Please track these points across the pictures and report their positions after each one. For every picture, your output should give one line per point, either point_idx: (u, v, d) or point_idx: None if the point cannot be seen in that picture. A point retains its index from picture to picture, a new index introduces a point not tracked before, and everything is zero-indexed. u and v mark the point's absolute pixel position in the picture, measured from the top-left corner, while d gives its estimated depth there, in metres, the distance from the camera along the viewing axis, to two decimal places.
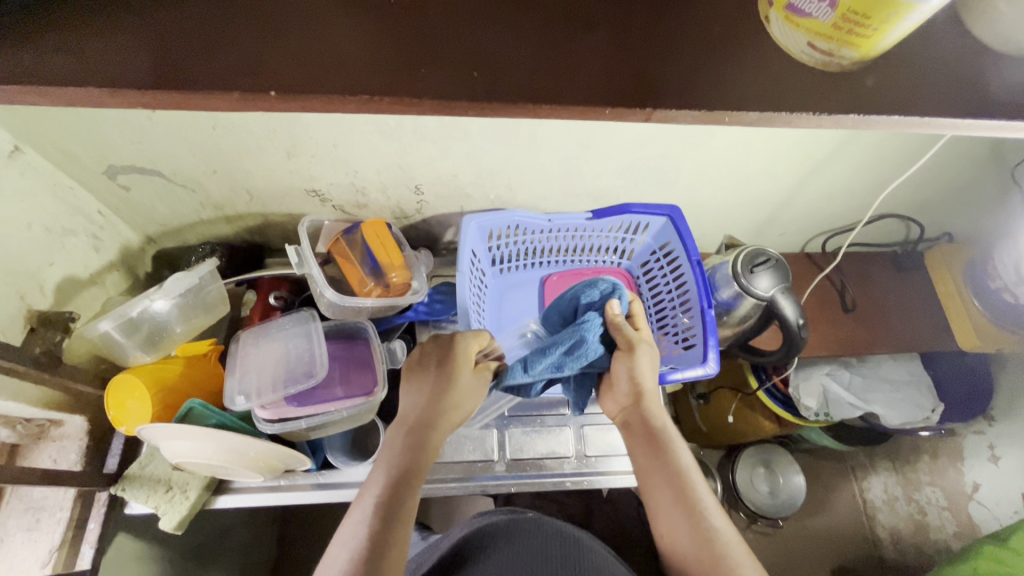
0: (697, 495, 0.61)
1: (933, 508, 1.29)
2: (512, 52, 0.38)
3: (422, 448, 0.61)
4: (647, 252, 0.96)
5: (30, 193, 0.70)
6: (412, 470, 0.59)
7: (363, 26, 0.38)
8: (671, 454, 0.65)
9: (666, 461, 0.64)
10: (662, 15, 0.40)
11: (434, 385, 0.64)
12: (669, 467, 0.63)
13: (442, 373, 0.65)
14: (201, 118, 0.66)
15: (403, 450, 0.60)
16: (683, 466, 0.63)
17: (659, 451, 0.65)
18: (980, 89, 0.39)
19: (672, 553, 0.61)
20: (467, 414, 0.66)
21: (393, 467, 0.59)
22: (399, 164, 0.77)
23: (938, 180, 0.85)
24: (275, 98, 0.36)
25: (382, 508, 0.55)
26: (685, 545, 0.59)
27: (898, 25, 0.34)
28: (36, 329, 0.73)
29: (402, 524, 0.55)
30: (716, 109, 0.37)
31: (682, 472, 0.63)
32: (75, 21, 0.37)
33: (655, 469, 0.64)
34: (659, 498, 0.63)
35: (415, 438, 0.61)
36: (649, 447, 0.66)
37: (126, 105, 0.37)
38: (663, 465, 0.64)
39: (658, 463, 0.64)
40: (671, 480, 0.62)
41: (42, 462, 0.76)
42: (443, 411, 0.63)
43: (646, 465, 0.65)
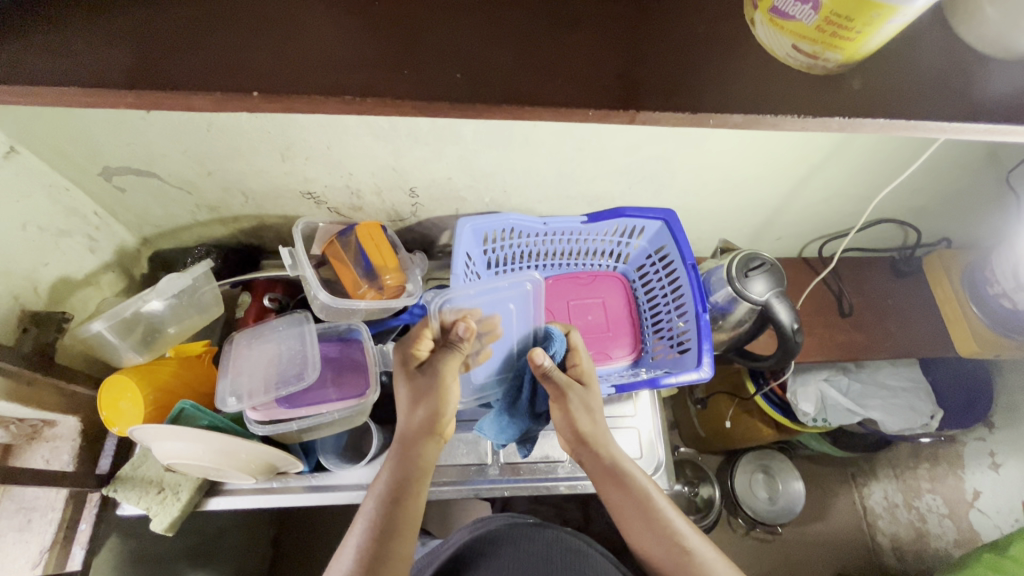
0: (665, 516, 0.66)
1: (933, 515, 1.27)
2: (496, 51, 0.38)
3: (413, 460, 0.66)
4: (642, 256, 0.96)
5: (26, 194, 0.71)
6: (405, 484, 0.64)
7: (349, 25, 0.38)
8: (637, 482, 0.68)
9: (631, 488, 0.68)
10: (649, 14, 0.40)
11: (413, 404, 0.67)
12: (637, 492, 0.68)
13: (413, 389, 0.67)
14: (194, 119, 0.66)
15: (393, 472, 0.65)
16: (647, 492, 0.68)
17: (623, 481, 0.68)
18: (966, 93, 0.39)
19: (643, 557, 0.68)
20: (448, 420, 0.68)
21: (388, 487, 0.64)
22: (393, 167, 0.77)
23: (935, 185, 0.84)
24: (258, 98, 0.36)
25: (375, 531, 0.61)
26: (655, 553, 0.66)
27: (881, 28, 0.34)
28: (28, 329, 0.72)
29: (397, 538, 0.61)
30: (700, 112, 0.37)
31: (648, 498, 0.67)
32: (56, 22, 0.37)
33: (622, 497, 0.68)
34: (627, 520, 0.68)
35: (407, 457, 0.66)
36: (611, 475, 0.69)
37: (109, 105, 0.37)
38: (627, 493, 0.67)
39: (623, 493, 0.68)
40: (637, 506, 0.67)
41: (33, 462, 0.76)
42: (419, 422, 0.66)
43: (614, 496, 0.68)
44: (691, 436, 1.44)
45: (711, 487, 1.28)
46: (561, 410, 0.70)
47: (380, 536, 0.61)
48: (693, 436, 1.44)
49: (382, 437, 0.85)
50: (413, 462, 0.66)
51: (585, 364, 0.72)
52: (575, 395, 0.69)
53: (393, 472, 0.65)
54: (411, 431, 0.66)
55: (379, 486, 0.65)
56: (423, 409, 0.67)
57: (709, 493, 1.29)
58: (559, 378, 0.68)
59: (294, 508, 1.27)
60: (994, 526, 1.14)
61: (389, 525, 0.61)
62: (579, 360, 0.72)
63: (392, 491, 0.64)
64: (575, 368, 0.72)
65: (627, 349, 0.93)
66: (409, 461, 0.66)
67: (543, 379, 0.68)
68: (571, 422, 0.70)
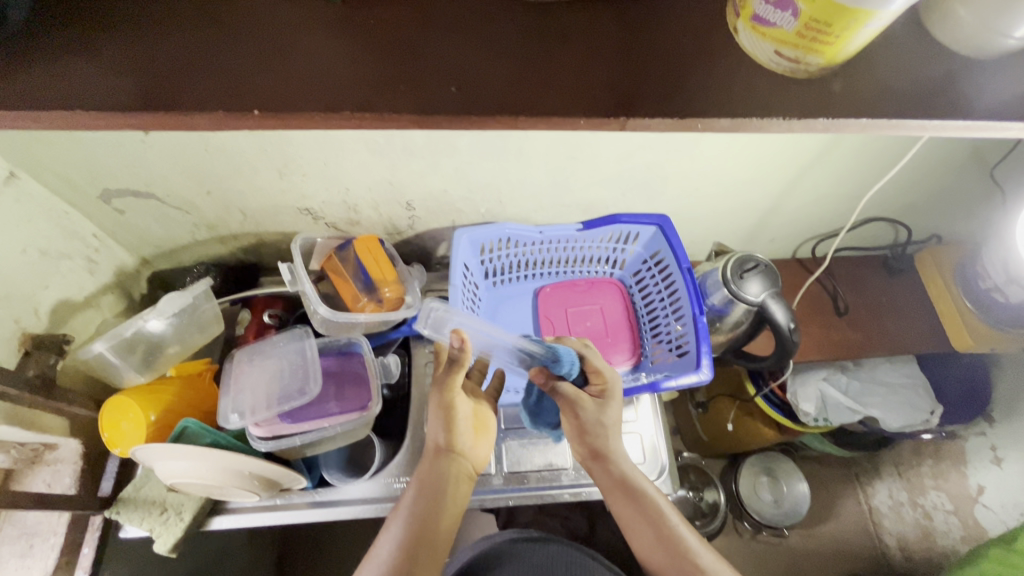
0: (683, 543, 0.67)
1: (939, 513, 1.27)
2: (489, 65, 0.39)
3: (434, 510, 0.66)
4: (638, 262, 0.97)
5: (26, 219, 0.71)
6: (425, 514, 0.66)
7: (344, 43, 0.39)
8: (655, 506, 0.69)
9: (647, 507, 0.68)
10: (636, 25, 0.41)
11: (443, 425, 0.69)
12: (650, 511, 0.68)
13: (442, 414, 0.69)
14: (193, 140, 0.68)
15: (420, 490, 0.68)
16: (661, 510, 0.69)
17: (640, 500, 0.69)
18: (945, 93, 0.40)
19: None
20: (481, 458, 0.73)
21: (407, 533, 0.64)
22: (390, 181, 0.78)
23: (923, 183, 0.86)
24: (257, 115, 0.37)
25: (404, 541, 0.63)
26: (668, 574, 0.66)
27: (859, 32, 0.35)
28: (30, 352, 0.73)
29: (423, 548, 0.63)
30: (688, 117, 0.38)
31: (664, 517, 0.68)
32: (57, 49, 0.38)
33: (638, 515, 0.68)
34: (638, 537, 0.69)
35: (433, 473, 0.69)
36: (628, 494, 0.69)
37: (113, 128, 0.38)
38: (643, 511, 0.68)
39: (638, 510, 0.69)
40: (651, 525, 0.68)
41: (35, 486, 0.75)
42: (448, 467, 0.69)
43: (630, 516, 0.69)
44: (694, 441, 1.45)
45: (716, 491, 1.28)
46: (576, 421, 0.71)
47: (407, 545, 0.63)
48: (696, 441, 1.44)
49: (384, 450, 0.85)
50: (434, 513, 0.66)
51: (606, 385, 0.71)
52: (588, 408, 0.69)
53: (418, 489, 0.68)
54: (435, 474, 0.68)
55: (405, 503, 0.68)
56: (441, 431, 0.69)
57: (715, 498, 1.29)
58: (567, 390, 0.69)
59: (299, 527, 1.26)
60: (1000, 521, 1.13)
61: (412, 557, 0.62)
62: (601, 380, 0.71)
63: (420, 506, 0.66)
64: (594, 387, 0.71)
65: (627, 354, 0.94)
66: (431, 509, 0.66)
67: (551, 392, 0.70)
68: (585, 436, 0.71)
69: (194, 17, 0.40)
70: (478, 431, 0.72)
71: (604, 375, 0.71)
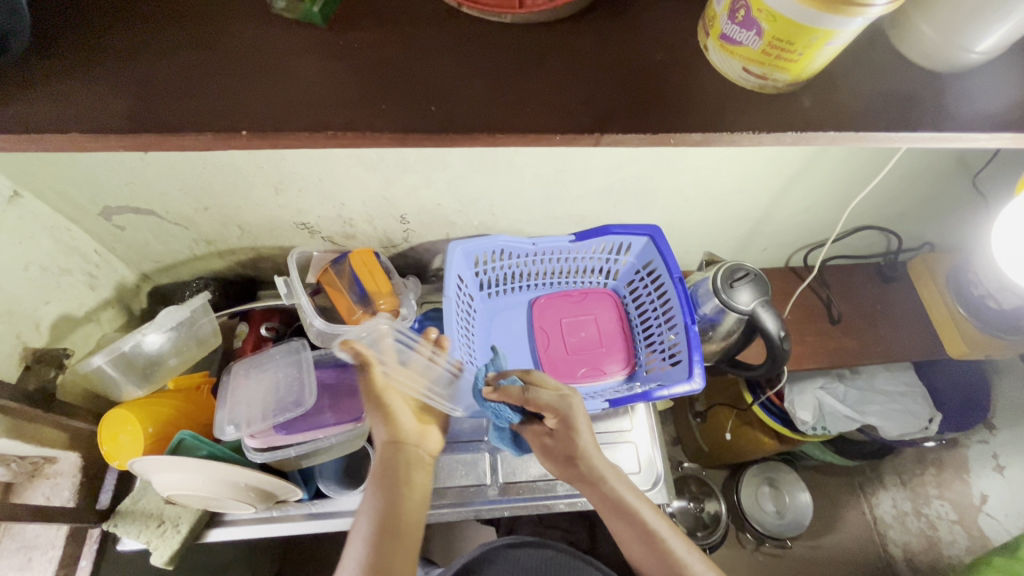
0: (664, 542, 0.68)
1: (943, 522, 1.25)
2: (468, 85, 0.41)
3: (395, 499, 0.66)
4: (631, 272, 0.98)
5: (29, 236, 0.73)
6: (391, 508, 0.65)
7: (328, 65, 0.41)
8: (636, 511, 0.70)
9: (633, 518, 0.69)
10: (613, 43, 0.43)
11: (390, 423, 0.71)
12: (637, 519, 0.69)
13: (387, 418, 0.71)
14: (191, 158, 0.70)
15: (380, 487, 0.67)
16: (648, 520, 0.69)
17: (623, 509, 0.70)
18: (915, 103, 0.42)
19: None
20: (432, 449, 0.75)
21: (373, 525, 0.63)
22: (383, 195, 0.80)
23: (910, 191, 0.87)
24: (247, 136, 0.39)
25: (373, 534, 0.63)
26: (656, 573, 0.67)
27: (821, 50, 0.37)
28: (31, 366, 0.74)
29: (394, 538, 0.63)
30: (661, 131, 0.40)
31: (650, 526, 0.69)
32: (56, 75, 0.40)
33: (621, 522, 0.69)
34: (625, 537, 0.69)
35: (387, 470, 0.69)
36: (610, 504, 0.70)
37: (109, 148, 0.39)
38: (626, 518, 0.69)
39: (622, 520, 0.70)
40: (638, 532, 0.68)
41: (35, 499, 0.76)
42: (402, 459, 0.70)
43: (615, 523, 0.70)
44: (694, 451, 1.44)
45: (716, 502, 1.27)
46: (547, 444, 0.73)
47: (377, 537, 0.62)
48: (696, 451, 1.44)
49: None
50: (396, 502, 0.66)
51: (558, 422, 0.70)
52: (549, 441, 0.73)
53: (377, 485, 0.67)
54: (390, 468, 0.69)
55: (366, 501, 0.67)
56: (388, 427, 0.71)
57: (716, 508, 1.28)
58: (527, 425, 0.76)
59: (299, 539, 1.26)
60: (1004, 530, 1.12)
61: (383, 551, 0.61)
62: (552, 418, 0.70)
63: (385, 499, 0.66)
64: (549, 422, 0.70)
65: (621, 364, 0.95)
66: (394, 499, 0.66)
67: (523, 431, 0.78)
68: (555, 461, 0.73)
69: (187, 41, 0.42)
70: (422, 420, 0.75)
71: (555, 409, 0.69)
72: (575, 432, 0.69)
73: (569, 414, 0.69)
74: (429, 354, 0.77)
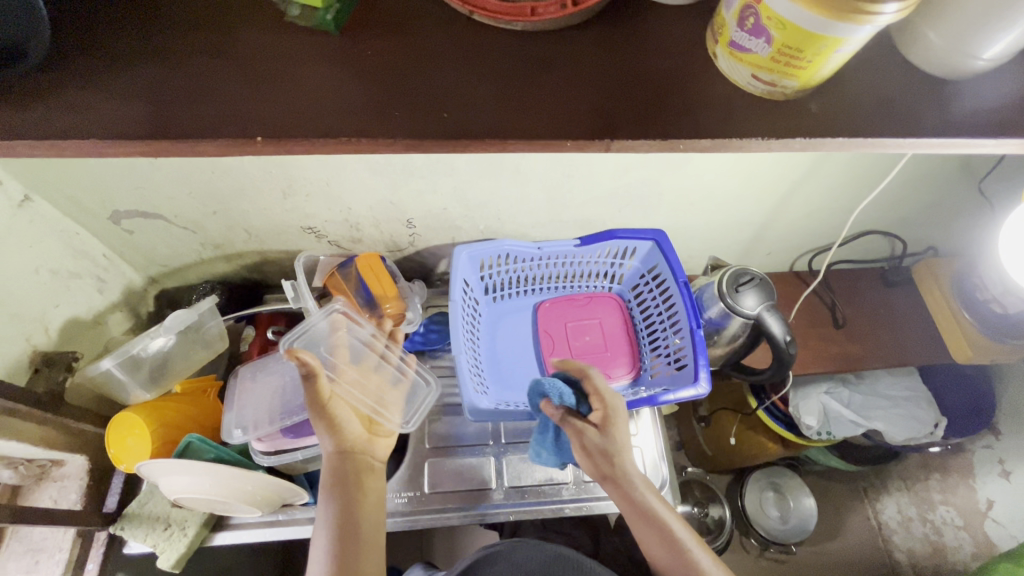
0: (688, 549, 0.65)
1: (948, 528, 1.25)
2: (479, 92, 0.41)
3: (352, 505, 0.66)
4: (636, 276, 0.98)
5: (39, 240, 0.74)
6: (348, 518, 0.65)
7: (340, 72, 0.42)
8: (661, 517, 0.67)
9: (659, 525, 0.66)
10: (622, 50, 0.44)
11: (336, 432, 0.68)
12: (663, 527, 0.66)
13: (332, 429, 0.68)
14: (200, 163, 0.70)
15: (334, 498, 0.66)
16: (674, 527, 0.67)
17: (650, 516, 0.67)
18: (921, 111, 0.42)
19: None
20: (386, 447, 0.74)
21: (331, 539, 0.63)
22: (390, 200, 0.81)
23: (915, 196, 0.87)
24: (262, 142, 0.39)
25: (333, 548, 0.63)
26: None
27: (830, 57, 0.37)
28: (40, 370, 0.76)
29: (355, 549, 0.63)
30: (670, 138, 0.40)
31: (676, 534, 0.66)
32: (75, 82, 0.40)
33: (648, 529, 0.67)
34: (650, 545, 0.67)
35: (338, 481, 0.67)
36: (637, 510, 0.67)
37: (125, 154, 0.40)
38: (653, 525, 0.67)
39: (649, 527, 0.67)
40: (664, 539, 0.66)
41: (42, 502, 0.78)
42: (354, 467, 0.68)
43: (640, 529, 0.67)
44: (698, 456, 1.44)
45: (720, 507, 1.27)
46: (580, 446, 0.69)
47: (337, 551, 0.62)
48: (700, 456, 1.43)
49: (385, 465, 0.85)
50: (353, 508, 0.66)
51: (609, 408, 0.69)
52: (590, 437, 0.68)
53: (330, 498, 0.66)
54: (341, 478, 0.67)
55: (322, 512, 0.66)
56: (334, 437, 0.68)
57: (721, 514, 1.28)
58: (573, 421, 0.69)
59: (302, 543, 1.26)
60: (1010, 536, 1.11)
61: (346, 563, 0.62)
62: (602, 404, 0.69)
63: (341, 510, 0.65)
64: (596, 414, 0.69)
65: (626, 368, 0.95)
66: (347, 511, 0.65)
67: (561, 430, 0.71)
68: (591, 461, 0.69)
69: (203, 49, 0.42)
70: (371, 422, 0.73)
71: (604, 399, 0.69)
72: (615, 426, 0.68)
73: (613, 411, 0.69)
74: (383, 349, 0.82)
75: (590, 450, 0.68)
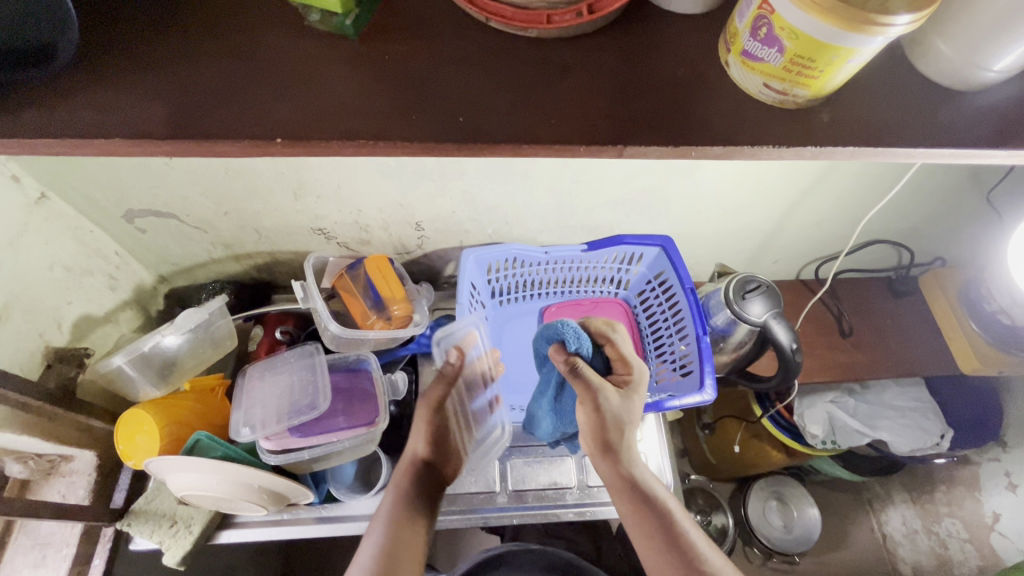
0: (684, 537, 0.61)
1: (954, 540, 1.25)
2: (496, 96, 0.42)
3: (413, 509, 0.67)
4: (642, 282, 0.98)
5: (54, 237, 0.75)
6: (409, 518, 0.66)
7: (362, 76, 0.42)
8: (661, 500, 0.64)
9: (659, 511, 0.63)
10: (635, 57, 0.44)
11: (429, 438, 0.72)
12: (662, 514, 0.63)
13: (428, 437, 0.72)
14: (215, 163, 0.71)
15: (401, 495, 0.68)
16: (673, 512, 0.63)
17: (651, 502, 0.64)
18: (931, 122, 0.43)
19: None
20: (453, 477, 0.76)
21: (386, 532, 0.64)
22: (400, 203, 0.82)
23: (922, 206, 0.87)
24: (281, 143, 0.40)
25: (387, 542, 0.63)
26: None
27: (842, 67, 0.37)
28: (51, 365, 0.76)
29: (406, 547, 0.63)
30: (683, 144, 0.41)
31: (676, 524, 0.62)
32: (103, 83, 0.41)
33: (646, 517, 0.63)
34: (646, 538, 0.62)
35: (411, 482, 0.70)
36: (636, 495, 0.64)
37: (148, 153, 0.40)
38: (654, 512, 0.63)
39: (647, 513, 0.63)
40: (664, 528, 0.62)
41: (51, 497, 0.78)
42: (429, 476, 0.71)
43: (633, 516, 0.64)
44: (701, 463, 1.44)
45: (723, 515, 1.27)
46: (590, 409, 0.66)
47: (390, 544, 0.63)
48: (703, 463, 1.43)
49: (389, 466, 0.86)
50: (414, 511, 0.67)
51: (635, 373, 0.69)
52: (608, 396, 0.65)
53: (398, 493, 0.68)
54: (414, 481, 0.70)
55: (384, 506, 0.68)
56: (424, 442, 0.72)
57: (723, 522, 1.27)
58: (587, 373, 0.66)
59: (305, 544, 1.26)
60: (1017, 549, 1.10)
61: (394, 557, 0.62)
62: (627, 368, 0.69)
63: (405, 507, 0.67)
64: (618, 377, 0.69)
65: None
66: (410, 510, 0.67)
67: (571, 377, 0.67)
68: (598, 419, 0.65)
69: (225, 53, 0.43)
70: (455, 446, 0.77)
71: (632, 366, 0.69)
72: (637, 394, 0.67)
73: (636, 380, 0.68)
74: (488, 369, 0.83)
75: (603, 409, 0.65)
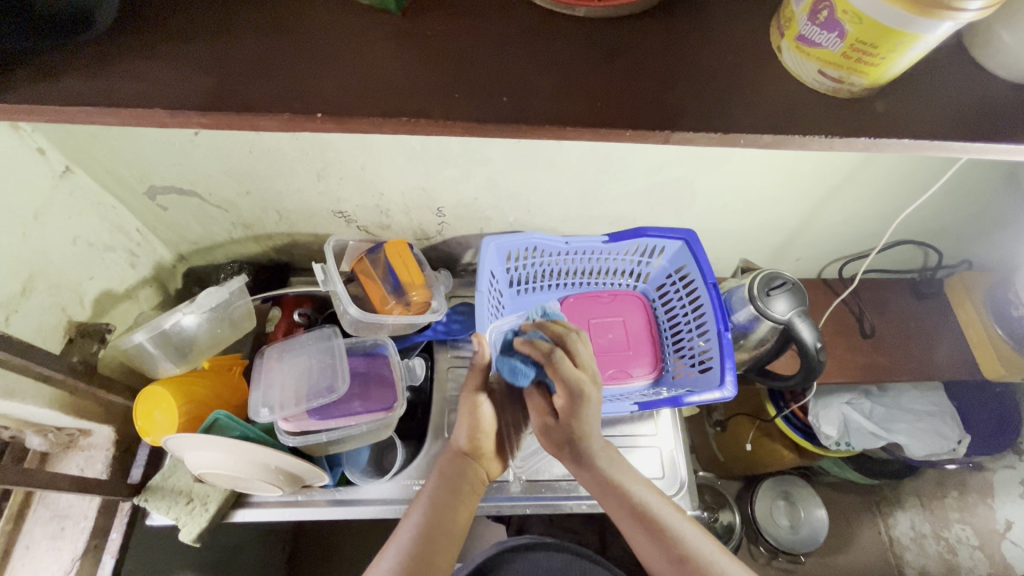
0: (661, 521, 0.64)
1: (964, 547, 1.24)
2: (540, 76, 0.41)
3: (451, 503, 0.67)
4: (663, 275, 0.97)
5: (78, 212, 0.75)
6: (448, 505, 0.67)
7: (404, 52, 0.41)
8: (627, 487, 0.66)
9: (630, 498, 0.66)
10: (682, 40, 0.43)
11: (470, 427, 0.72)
12: (634, 506, 0.65)
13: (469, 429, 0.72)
14: (239, 141, 0.70)
15: (442, 484, 0.69)
16: (646, 504, 0.65)
17: (619, 493, 0.66)
18: (984, 114, 0.41)
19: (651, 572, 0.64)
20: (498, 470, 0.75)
21: (424, 518, 0.66)
22: (423, 187, 0.81)
23: (955, 205, 0.85)
24: (321, 119, 0.39)
25: (424, 528, 0.65)
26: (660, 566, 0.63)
27: (905, 54, 0.36)
28: (75, 339, 0.77)
29: (441, 534, 0.65)
30: (733, 132, 0.39)
31: (653, 512, 0.65)
32: (144, 53, 0.41)
33: (620, 505, 0.66)
34: (630, 531, 0.65)
35: (451, 473, 0.70)
36: (605, 487, 0.66)
37: (185, 126, 0.40)
38: (624, 501, 0.65)
39: (619, 501, 0.66)
40: (642, 522, 0.64)
41: (69, 470, 0.80)
42: (469, 469, 0.71)
43: (613, 506, 0.66)
44: (710, 460, 1.43)
45: (731, 513, 1.26)
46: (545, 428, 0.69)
47: (428, 529, 0.65)
48: (712, 461, 1.42)
49: (403, 452, 0.86)
50: (452, 508, 0.67)
51: (565, 402, 0.64)
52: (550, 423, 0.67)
53: (438, 480, 0.69)
54: (456, 474, 0.70)
55: (425, 494, 0.69)
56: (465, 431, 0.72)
57: (730, 519, 1.27)
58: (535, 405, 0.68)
59: (313, 526, 1.27)
60: None
61: (431, 541, 0.64)
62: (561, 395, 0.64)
63: (443, 494, 0.68)
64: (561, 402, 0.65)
65: (647, 367, 0.94)
66: (450, 498, 0.68)
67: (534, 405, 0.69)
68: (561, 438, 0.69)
69: (266, 25, 0.42)
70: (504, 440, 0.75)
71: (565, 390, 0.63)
72: (575, 415, 0.64)
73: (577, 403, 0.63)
74: None
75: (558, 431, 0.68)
